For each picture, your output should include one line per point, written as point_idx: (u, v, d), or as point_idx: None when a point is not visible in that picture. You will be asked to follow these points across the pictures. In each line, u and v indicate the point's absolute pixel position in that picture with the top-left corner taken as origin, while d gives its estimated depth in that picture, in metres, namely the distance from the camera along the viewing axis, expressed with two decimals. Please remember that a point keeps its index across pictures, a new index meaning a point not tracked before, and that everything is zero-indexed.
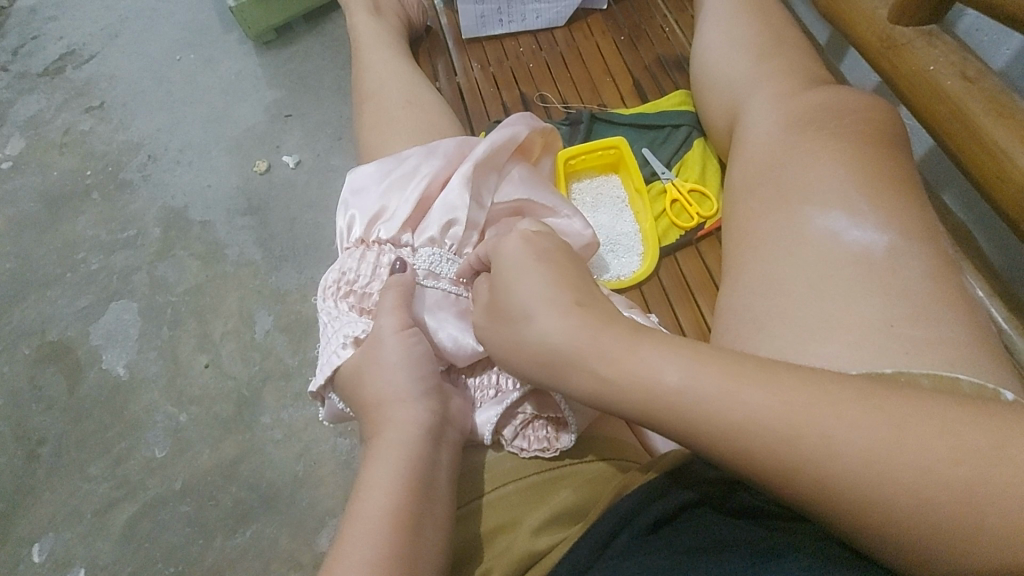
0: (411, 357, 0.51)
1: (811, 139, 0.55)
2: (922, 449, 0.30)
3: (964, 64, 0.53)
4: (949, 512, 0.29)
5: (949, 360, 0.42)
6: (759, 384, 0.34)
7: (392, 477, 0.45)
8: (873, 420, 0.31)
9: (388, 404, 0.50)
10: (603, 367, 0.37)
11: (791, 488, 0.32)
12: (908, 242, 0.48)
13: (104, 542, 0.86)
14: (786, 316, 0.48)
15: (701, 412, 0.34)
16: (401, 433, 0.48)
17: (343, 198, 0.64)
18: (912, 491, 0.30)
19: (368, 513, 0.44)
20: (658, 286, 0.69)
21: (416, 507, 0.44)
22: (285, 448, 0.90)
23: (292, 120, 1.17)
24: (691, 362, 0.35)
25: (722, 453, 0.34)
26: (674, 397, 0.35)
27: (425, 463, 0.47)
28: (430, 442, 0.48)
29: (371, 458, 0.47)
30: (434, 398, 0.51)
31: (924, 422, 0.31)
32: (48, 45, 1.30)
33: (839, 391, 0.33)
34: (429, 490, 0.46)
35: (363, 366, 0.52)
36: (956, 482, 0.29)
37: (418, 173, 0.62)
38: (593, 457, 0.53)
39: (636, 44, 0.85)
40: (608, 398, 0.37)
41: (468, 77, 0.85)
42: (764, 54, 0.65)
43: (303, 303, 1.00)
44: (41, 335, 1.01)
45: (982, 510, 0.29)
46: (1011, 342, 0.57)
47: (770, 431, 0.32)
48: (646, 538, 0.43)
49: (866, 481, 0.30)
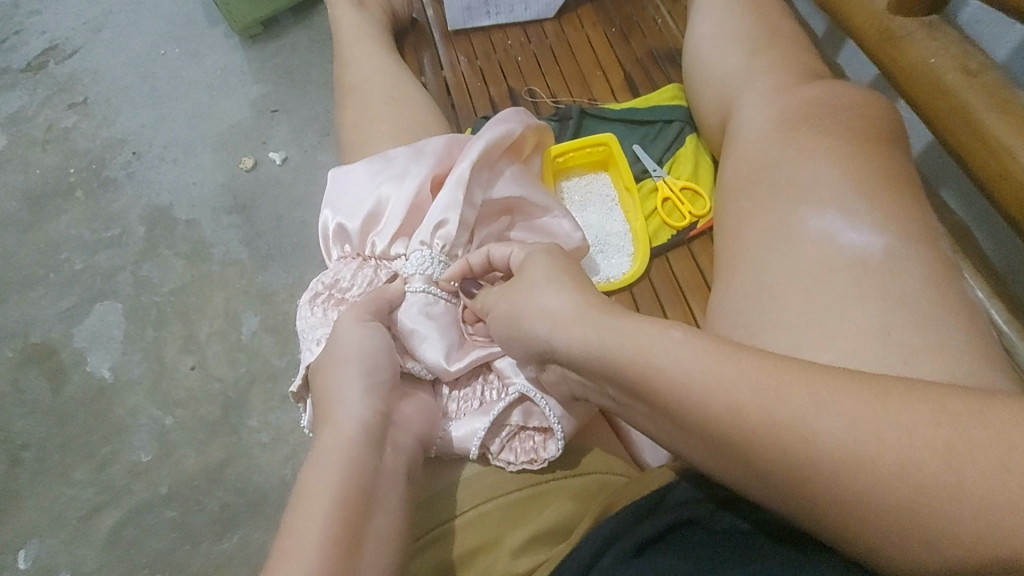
0: (362, 350, 0.49)
1: (807, 136, 0.53)
2: (902, 418, 0.30)
3: (965, 56, 0.51)
4: (936, 485, 0.28)
5: (955, 375, 0.40)
6: (747, 364, 0.35)
7: (330, 481, 0.41)
8: (852, 392, 0.32)
9: (334, 403, 0.47)
10: (605, 325, 0.41)
11: (767, 469, 0.33)
12: (909, 247, 0.46)
13: (88, 548, 0.85)
14: (778, 320, 0.47)
15: (685, 386, 0.36)
16: (339, 435, 0.44)
17: (327, 201, 0.61)
18: (891, 461, 0.29)
19: (302, 524, 0.39)
20: (649, 287, 0.67)
21: (354, 515, 0.40)
22: (273, 451, 0.89)
23: (279, 116, 1.14)
24: (690, 335, 0.38)
25: (710, 429, 0.35)
26: (665, 368, 0.37)
27: (366, 466, 0.43)
28: (371, 445, 0.45)
29: (309, 461, 0.44)
30: (379, 394, 0.48)
31: (906, 391, 0.31)
32: (29, 40, 1.27)
33: (822, 369, 0.34)
34: (368, 499, 0.42)
35: (321, 365, 0.50)
36: (935, 447, 0.29)
37: (407, 176, 0.60)
38: (580, 471, 0.52)
39: (627, 36, 0.83)
40: (599, 355, 0.40)
41: (454, 71, 0.83)
42: (758, 47, 0.62)
43: (290, 303, 0.99)
44: (23, 338, 0.99)
45: (968, 494, 0.28)
46: (1011, 344, 0.55)
47: (753, 401, 0.34)
48: (630, 561, 0.41)
49: (850, 453, 0.30)
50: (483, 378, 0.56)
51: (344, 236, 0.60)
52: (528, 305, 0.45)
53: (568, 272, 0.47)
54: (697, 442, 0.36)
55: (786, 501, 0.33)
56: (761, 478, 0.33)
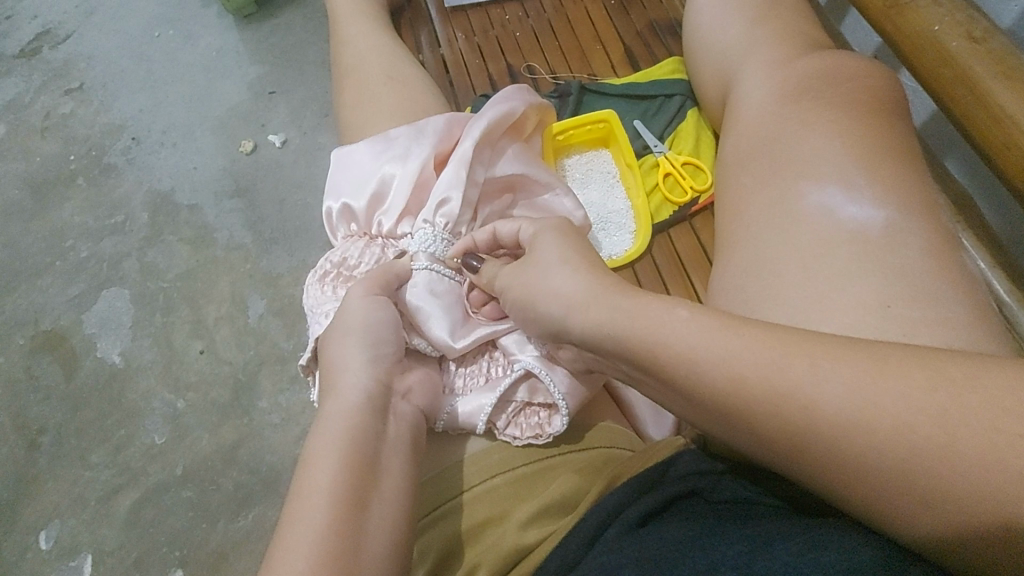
0: (365, 320, 0.49)
1: (809, 108, 0.53)
2: (898, 385, 0.31)
3: (970, 23, 0.50)
4: (929, 450, 0.29)
5: (951, 344, 0.41)
6: (750, 338, 0.36)
7: (334, 450, 0.42)
8: (850, 361, 0.32)
9: (336, 372, 0.47)
10: (613, 305, 0.42)
11: (767, 434, 0.34)
12: (908, 218, 0.46)
13: (108, 528, 0.87)
14: (778, 294, 0.47)
15: (688, 362, 0.37)
16: (342, 402, 0.45)
17: (331, 182, 0.62)
18: (885, 429, 0.30)
19: (309, 492, 0.40)
20: (651, 263, 0.67)
21: (359, 481, 0.41)
22: (285, 431, 0.91)
23: (277, 98, 1.14)
24: (693, 311, 0.39)
25: (713, 403, 0.36)
26: (669, 344, 0.38)
27: (369, 435, 0.44)
28: (373, 412, 0.46)
29: (314, 430, 0.45)
30: (382, 364, 0.48)
31: (903, 358, 0.32)
32: (22, 24, 1.26)
33: (823, 341, 0.34)
34: (372, 465, 0.43)
35: (327, 336, 0.50)
36: (928, 411, 0.30)
37: (409, 155, 0.60)
38: (584, 445, 0.53)
39: (627, 9, 0.82)
40: (607, 334, 0.41)
41: (451, 48, 0.81)
42: (760, 16, 0.62)
43: (295, 286, 1.00)
44: (34, 326, 1.01)
45: (960, 457, 0.28)
46: (1012, 314, 0.55)
47: (752, 375, 0.34)
48: (636, 530, 0.42)
49: (846, 421, 0.31)
50: (489, 356, 0.57)
51: (349, 216, 0.61)
52: (540, 286, 0.46)
53: (573, 249, 0.48)
54: (702, 414, 0.37)
55: (785, 471, 0.34)
56: (763, 448, 0.35)
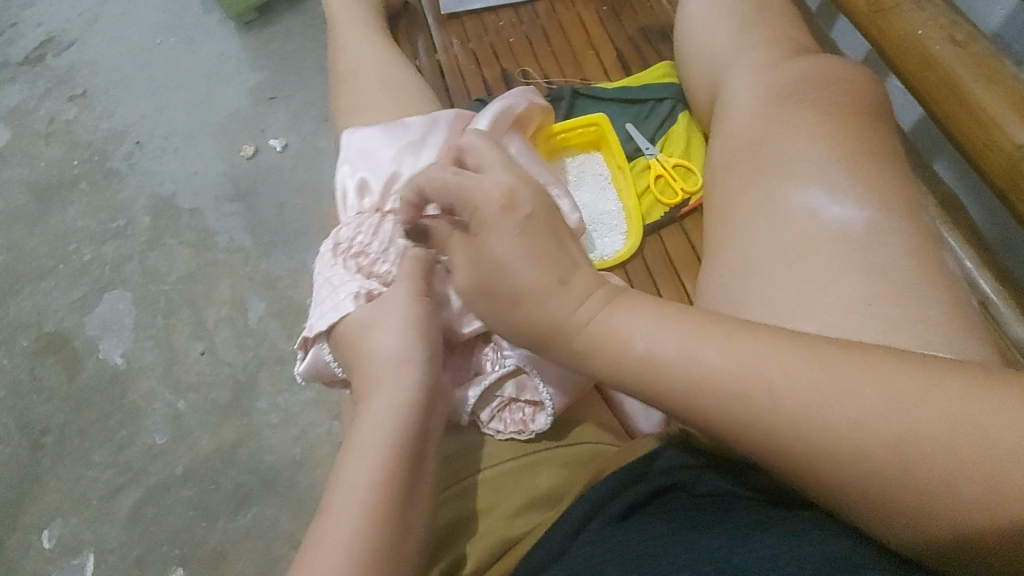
0: (409, 318, 0.50)
1: (789, 112, 0.54)
2: (855, 391, 0.32)
3: (953, 27, 0.51)
4: (883, 454, 0.31)
5: (930, 340, 0.42)
6: (718, 343, 0.36)
7: (375, 450, 0.43)
8: (811, 367, 0.33)
9: (383, 367, 0.48)
10: (580, 301, 0.39)
11: (735, 438, 0.34)
12: (889, 218, 0.47)
13: (110, 527, 0.88)
14: (761, 296, 0.48)
15: (660, 368, 0.36)
16: (391, 399, 0.46)
17: (349, 157, 0.63)
18: (844, 434, 0.31)
19: (354, 488, 0.42)
20: (642, 263, 0.68)
21: (406, 482, 0.43)
22: (284, 432, 0.92)
23: (277, 103, 1.16)
24: (659, 321, 0.38)
25: (686, 409, 0.35)
26: (637, 350, 0.37)
27: (417, 435, 0.45)
28: (425, 413, 0.47)
29: (358, 424, 0.46)
30: (433, 367, 0.49)
31: (857, 363, 0.33)
32: (26, 32, 1.28)
33: (787, 346, 0.35)
34: (416, 469, 0.44)
35: (369, 326, 0.51)
36: (883, 418, 0.31)
37: (427, 142, 0.62)
38: (570, 441, 0.54)
39: (619, 14, 0.84)
40: (580, 336, 0.39)
41: (447, 53, 0.83)
42: (747, 21, 0.63)
43: (294, 288, 1.01)
44: (38, 327, 1.02)
45: (914, 461, 0.30)
46: (997, 311, 0.56)
47: (720, 383, 0.34)
48: (618, 522, 0.43)
49: (809, 427, 0.32)
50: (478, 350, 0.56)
51: (365, 191, 0.62)
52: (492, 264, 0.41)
53: None
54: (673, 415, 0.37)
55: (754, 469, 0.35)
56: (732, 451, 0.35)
